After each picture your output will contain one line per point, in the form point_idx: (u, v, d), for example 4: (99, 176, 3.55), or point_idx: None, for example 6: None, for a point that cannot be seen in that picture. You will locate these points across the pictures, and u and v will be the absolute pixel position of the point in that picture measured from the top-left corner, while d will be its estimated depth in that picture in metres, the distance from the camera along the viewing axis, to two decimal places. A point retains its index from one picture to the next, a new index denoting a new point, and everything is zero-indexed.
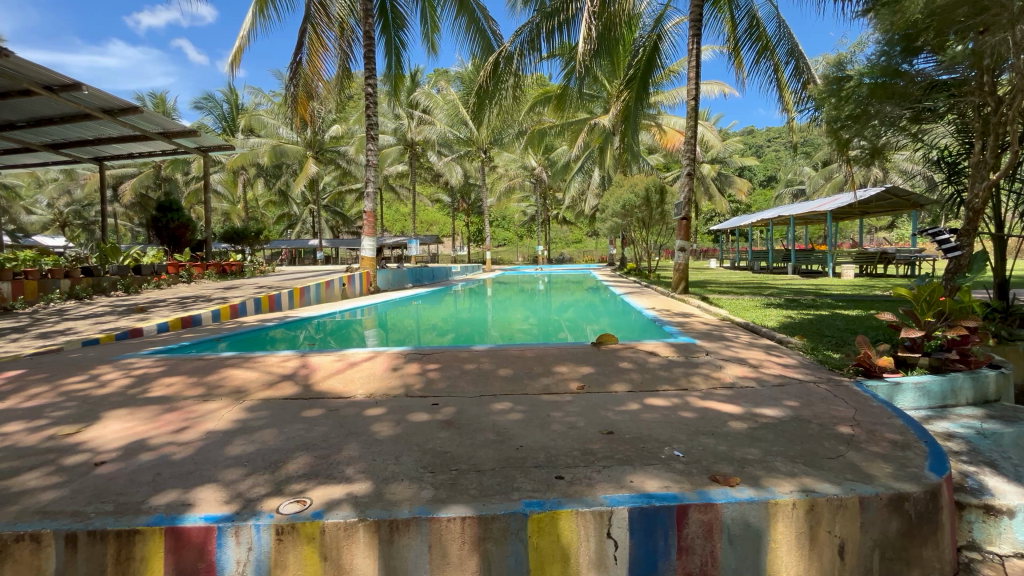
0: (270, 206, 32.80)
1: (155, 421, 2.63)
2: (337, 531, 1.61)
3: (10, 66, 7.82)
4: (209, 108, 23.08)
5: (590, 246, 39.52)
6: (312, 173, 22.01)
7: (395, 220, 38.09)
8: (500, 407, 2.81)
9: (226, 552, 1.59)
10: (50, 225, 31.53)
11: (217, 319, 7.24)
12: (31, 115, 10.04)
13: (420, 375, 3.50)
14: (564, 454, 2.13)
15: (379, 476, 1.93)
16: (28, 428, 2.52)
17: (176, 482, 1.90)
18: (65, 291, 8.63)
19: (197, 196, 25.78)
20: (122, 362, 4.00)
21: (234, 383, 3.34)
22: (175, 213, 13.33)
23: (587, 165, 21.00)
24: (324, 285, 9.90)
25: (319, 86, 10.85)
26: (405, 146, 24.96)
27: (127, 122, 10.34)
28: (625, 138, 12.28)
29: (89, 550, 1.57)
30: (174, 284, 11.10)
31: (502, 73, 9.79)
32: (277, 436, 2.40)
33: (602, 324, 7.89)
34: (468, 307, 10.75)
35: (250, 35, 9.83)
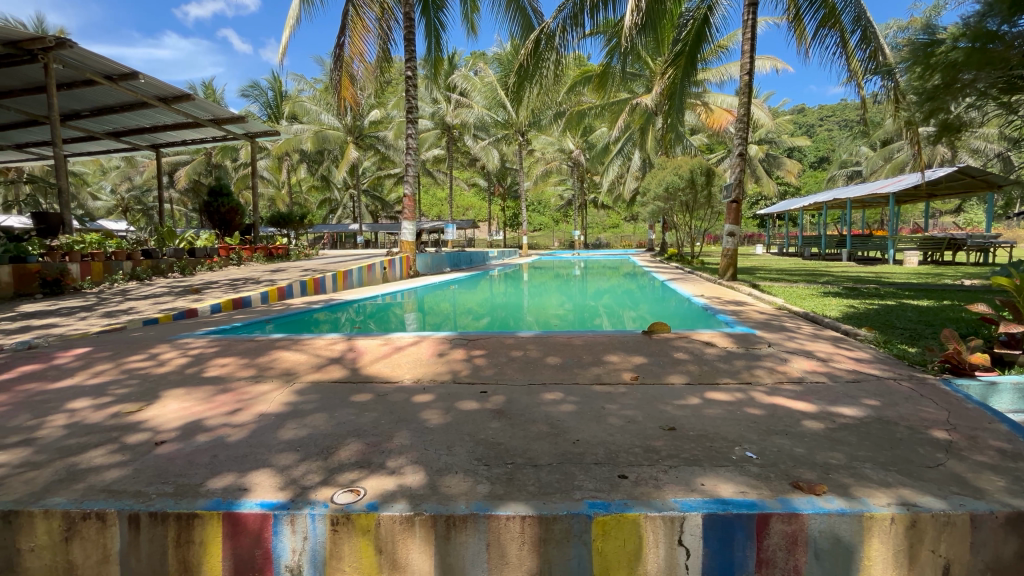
0: (312, 192, 33.68)
1: (210, 402, 2.67)
2: (392, 525, 1.54)
3: (74, 56, 8.22)
4: (255, 96, 23.72)
5: (627, 231, 38.65)
6: (353, 159, 22.40)
7: (432, 205, 38.49)
8: (551, 397, 2.70)
9: (282, 540, 1.55)
10: (113, 211, 33.67)
11: (265, 301, 7.45)
12: (94, 104, 10.55)
13: (467, 361, 3.43)
14: (625, 451, 2.00)
15: (432, 467, 1.86)
16: (94, 405, 2.61)
17: (231, 466, 1.90)
18: (127, 273, 9.10)
19: (245, 182, 26.74)
20: (179, 342, 4.13)
21: (284, 366, 3.37)
22: (225, 198, 13.82)
23: (628, 148, 20.37)
24: (366, 269, 10.05)
25: (360, 70, 10.86)
26: (442, 130, 24.95)
27: (181, 110, 10.69)
28: (670, 118, 11.75)
29: (150, 532, 1.57)
30: (225, 267, 11.57)
31: (543, 52, 9.51)
32: (329, 420, 2.38)
33: (643, 311, 7.63)
34: (504, 292, 10.67)
35: (295, 21, 9.92)
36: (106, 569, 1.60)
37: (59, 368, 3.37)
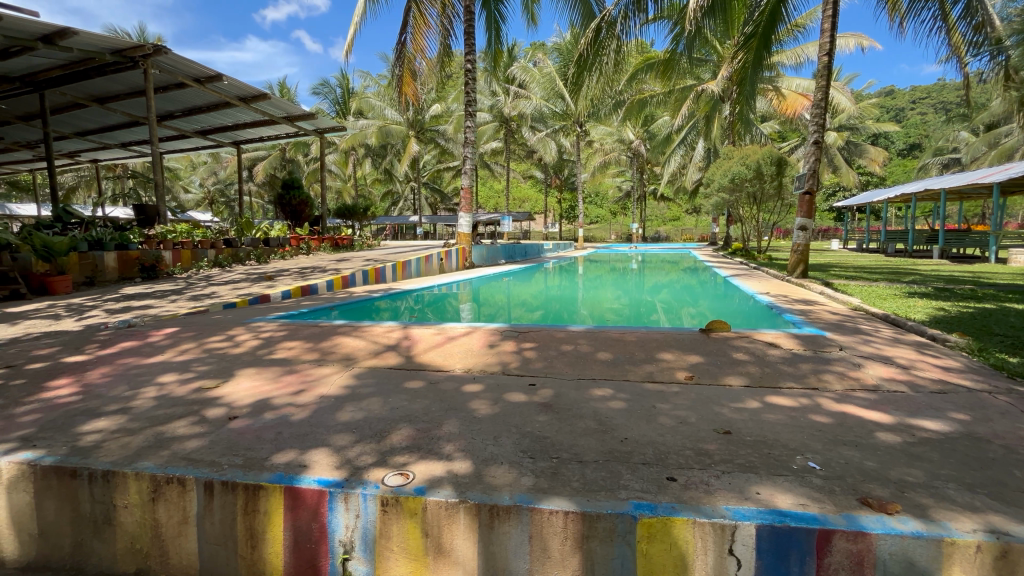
0: (376, 184, 35.01)
1: (278, 382, 2.87)
2: (438, 511, 1.59)
3: (170, 61, 9.03)
4: (325, 94, 24.91)
5: (688, 224, 37.16)
6: (414, 153, 23.05)
7: (489, 198, 38.91)
8: (601, 393, 2.66)
9: (337, 516, 1.64)
10: (201, 203, 36.82)
11: (331, 288, 7.86)
12: (185, 105, 11.52)
13: (517, 353, 3.45)
14: (675, 453, 1.93)
15: (478, 457, 1.89)
16: (179, 380, 2.89)
17: (293, 443, 2.02)
18: (211, 260, 9.92)
19: (315, 176, 28.28)
20: (252, 325, 4.45)
21: (345, 351, 3.55)
22: (296, 191, 14.69)
23: (691, 137, 19.50)
24: (424, 260, 10.34)
25: (422, 65, 11.10)
26: (500, 123, 25.02)
27: (259, 108, 11.44)
28: (740, 105, 11.10)
29: (222, 498, 1.72)
30: (296, 256, 12.32)
31: (604, 40, 9.26)
32: (383, 405, 2.49)
33: (702, 308, 7.32)
34: (558, 285, 10.61)
35: (361, 19, 10.29)
36: (185, 531, 1.77)
37: (152, 345, 3.74)
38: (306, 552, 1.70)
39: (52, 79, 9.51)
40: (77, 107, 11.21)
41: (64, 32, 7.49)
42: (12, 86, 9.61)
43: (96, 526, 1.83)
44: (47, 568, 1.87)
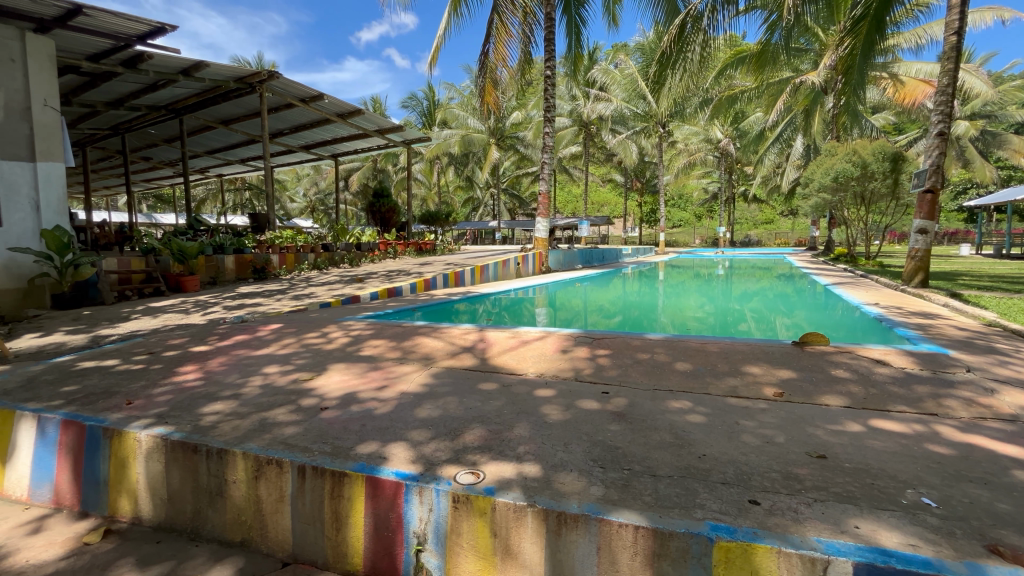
0: (458, 191, 36.37)
1: (364, 377, 3.08)
2: (507, 512, 1.61)
3: (281, 84, 10.06)
4: (413, 106, 26.34)
5: (783, 227, 34.39)
6: (494, 160, 23.62)
7: (567, 202, 38.80)
8: (678, 405, 2.54)
9: (412, 509, 1.74)
10: (304, 211, 40.54)
11: (414, 291, 8.28)
12: (292, 123, 12.75)
13: (591, 360, 3.40)
14: (759, 474, 1.80)
15: (547, 462, 1.89)
16: (281, 371, 3.20)
17: (375, 436, 2.16)
18: (311, 263, 10.85)
19: (402, 184, 29.99)
20: (343, 323, 4.81)
21: (424, 351, 3.72)
22: (385, 199, 15.66)
23: (788, 134, 18.03)
24: (501, 265, 10.56)
25: (503, 74, 11.35)
26: (579, 127, 24.87)
27: (354, 123, 12.37)
28: (846, 96, 10.14)
29: (313, 482, 1.89)
30: (383, 259, 13.12)
31: (688, 36, 8.90)
32: (458, 404, 2.57)
33: (799, 319, 6.69)
34: (638, 291, 10.28)
35: (446, 32, 10.76)
36: (281, 508, 1.95)
37: (260, 339, 4.19)
38: (384, 541, 1.80)
39: (188, 106, 10.99)
40: (206, 129, 12.86)
41: (198, 64, 8.62)
42: (158, 113, 11.26)
43: (210, 496, 2.08)
44: (172, 530, 2.15)
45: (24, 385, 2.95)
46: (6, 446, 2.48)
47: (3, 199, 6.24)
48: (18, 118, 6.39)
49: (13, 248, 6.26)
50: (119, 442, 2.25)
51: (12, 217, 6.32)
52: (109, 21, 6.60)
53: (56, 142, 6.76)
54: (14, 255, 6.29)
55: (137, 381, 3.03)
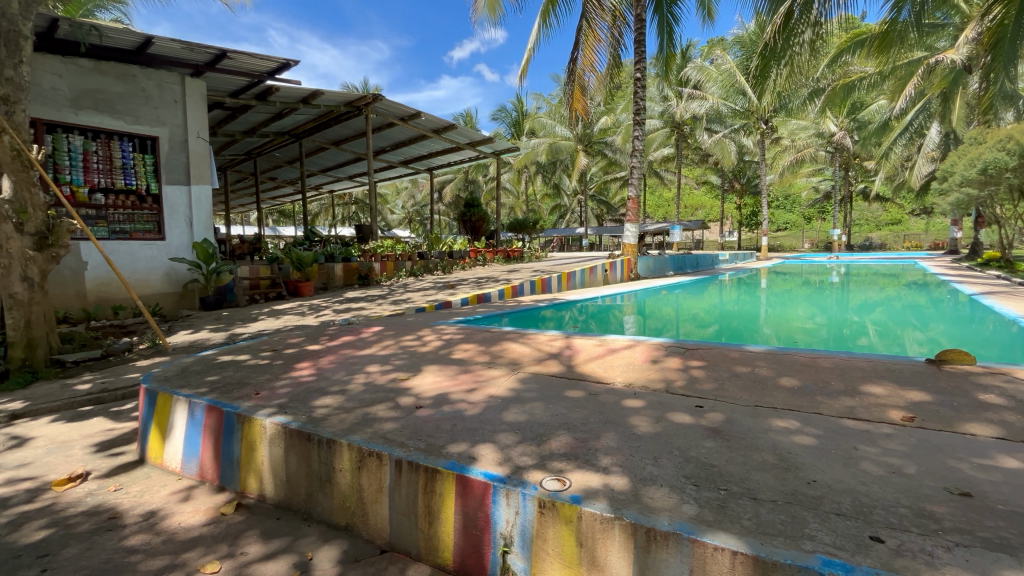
0: (545, 199, 36.74)
1: (455, 379, 3.22)
2: (593, 522, 1.59)
3: (384, 105, 10.89)
4: (502, 118, 27.13)
5: (914, 228, 30.16)
6: (582, 167, 23.52)
7: (658, 206, 37.39)
8: (783, 424, 2.34)
9: (499, 510, 1.78)
10: (403, 222, 43.44)
11: (502, 297, 8.49)
12: (392, 141, 13.75)
13: (683, 371, 3.24)
14: (882, 509, 1.59)
15: (635, 475, 1.84)
16: (381, 370, 3.46)
17: (465, 436, 2.25)
18: (408, 270, 11.57)
19: (492, 194, 31.00)
20: (436, 327, 5.07)
21: (511, 356, 3.80)
22: (476, 209, 16.26)
23: (920, 123, 15.85)
24: (589, 271, 10.45)
25: (592, 80, 11.30)
26: (671, 128, 23.93)
27: (447, 138, 13.03)
28: (995, 74, 8.67)
29: (408, 476, 2.01)
30: (473, 267, 13.59)
31: (796, 25, 8.20)
32: (545, 410, 2.60)
33: (935, 334, 5.82)
34: (736, 300, 9.59)
35: (536, 44, 10.97)
36: (380, 498, 2.10)
37: (363, 339, 4.56)
38: (472, 539, 1.86)
39: (306, 130, 12.31)
40: (321, 150, 14.32)
41: (315, 93, 9.64)
42: (283, 138, 12.77)
43: (320, 482, 2.30)
44: (289, 509, 2.41)
45: (177, 374, 3.50)
46: (165, 426, 2.94)
47: (166, 217, 7.47)
48: (177, 149, 7.61)
49: (171, 257, 7.44)
50: (248, 428, 2.57)
51: (173, 232, 7.53)
52: (247, 62, 7.60)
53: (205, 168, 7.91)
54: (173, 264, 7.49)
55: (263, 374, 3.44)
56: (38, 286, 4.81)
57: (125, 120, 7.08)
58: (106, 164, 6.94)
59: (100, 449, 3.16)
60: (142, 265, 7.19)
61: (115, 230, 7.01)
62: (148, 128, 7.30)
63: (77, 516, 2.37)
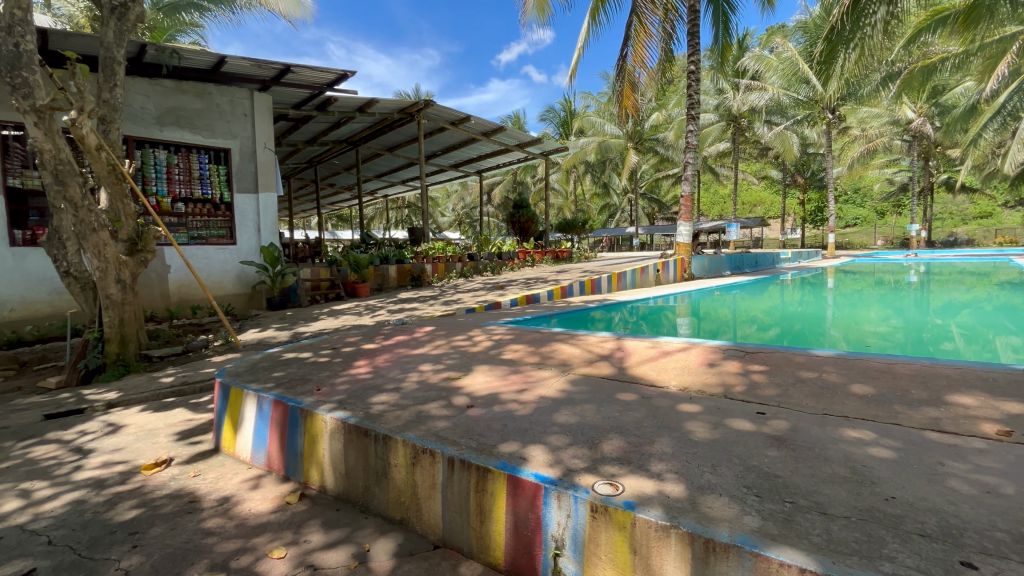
0: (594, 199, 36.29)
1: (506, 379, 3.24)
2: (648, 530, 1.55)
3: (435, 111, 11.14)
4: (551, 119, 27.07)
5: (1009, 222, 27.23)
6: (633, 165, 23.03)
7: (713, 203, 35.97)
8: (855, 435, 2.17)
9: (551, 512, 1.77)
10: (453, 224, 44.31)
11: (551, 297, 8.47)
12: (443, 145, 14.05)
13: (743, 376, 3.09)
14: (973, 532, 1.44)
15: (692, 483, 1.77)
16: (433, 369, 3.54)
17: (515, 436, 2.26)
18: (459, 271, 11.77)
19: (540, 195, 30.99)
20: (486, 328, 5.12)
21: (562, 357, 3.77)
22: (524, 210, 16.30)
23: (1015, 105, 14.31)
24: (640, 271, 10.22)
25: (642, 75, 11.03)
26: (727, 122, 22.91)
27: (496, 140, 13.15)
28: None
29: (460, 474, 2.05)
30: (522, 268, 13.63)
31: (866, 6, 7.62)
32: (596, 412, 2.56)
33: None
34: (800, 301, 9.05)
35: (584, 43, 10.86)
36: (433, 495, 2.15)
37: (416, 339, 4.69)
38: (523, 540, 1.86)
39: (362, 137, 12.83)
40: (375, 156, 14.86)
41: (370, 101, 10.01)
42: (340, 146, 13.37)
43: (377, 476, 2.38)
44: (348, 501, 2.52)
45: (248, 369, 3.74)
46: (237, 418, 3.16)
47: (237, 223, 8.02)
48: (247, 159, 8.14)
49: (242, 260, 7.99)
50: (311, 423, 2.70)
51: (243, 237, 8.08)
52: (308, 75, 8.01)
53: (271, 176, 8.41)
54: (243, 267, 8.03)
55: (323, 371, 3.61)
56: (129, 288, 5.30)
57: (202, 134, 7.66)
58: (186, 175, 7.56)
59: (181, 437, 3.45)
60: (216, 268, 7.77)
61: (194, 236, 7.62)
62: (222, 141, 7.87)
63: (162, 498, 2.59)
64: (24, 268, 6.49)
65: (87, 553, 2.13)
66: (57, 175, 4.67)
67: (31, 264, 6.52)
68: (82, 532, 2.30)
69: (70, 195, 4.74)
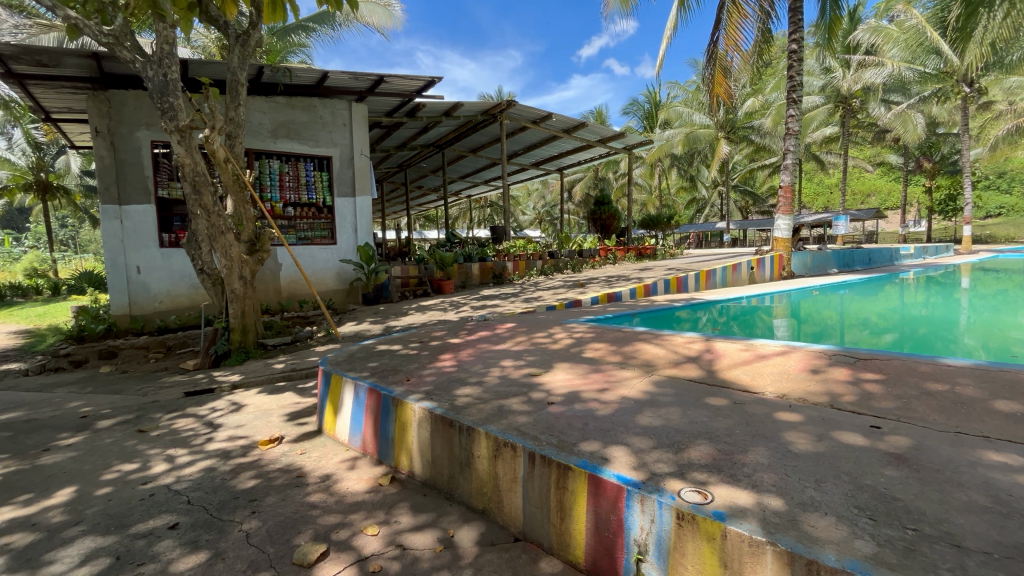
0: (681, 193, 34.70)
1: (586, 378, 3.20)
2: (741, 543, 1.46)
3: (517, 110, 11.27)
4: (634, 112, 26.25)
5: None
6: (724, 155, 21.67)
7: (818, 194, 32.75)
8: (999, 459, 1.87)
9: (633, 516, 1.73)
10: (533, 222, 44.71)
11: (634, 296, 8.23)
12: (525, 144, 14.16)
13: (853, 385, 2.78)
14: None
15: (792, 498, 1.63)
16: (515, 365, 3.59)
17: (597, 436, 2.22)
18: (539, 269, 11.83)
19: (622, 190, 30.23)
20: (566, 325, 5.10)
21: (645, 357, 3.65)
22: (607, 206, 15.97)
23: None
24: (731, 269, 9.60)
25: (736, 59, 10.30)
26: (836, 103, 20.72)
27: (578, 136, 13.02)
28: None
29: (541, 470, 2.06)
30: (604, 265, 13.38)
31: None
32: (682, 416, 2.45)
33: None
34: (926, 302, 7.95)
35: (672, 32, 10.40)
36: (514, 488, 2.19)
37: (498, 335, 4.79)
38: (604, 541, 1.84)
39: (448, 140, 13.35)
40: (459, 158, 15.39)
41: (456, 105, 10.36)
42: (427, 150, 14.01)
43: (461, 466, 2.47)
44: (434, 488, 2.64)
45: (346, 359, 4.07)
46: (337, 403, 3.44)
47: (338, 225, 8.74)
48: (346, 165, 8.82)
49: (341, 259, 8.69)
50: (401, 411, 2.87)
51: (342, 237, 8.78)
52: (399, 83, 8.46)
53: (366, 180, 9.04)
54: (343, 265, 8.73)
55: (412, 363, 3.82)
56: (249, 284, 5.97)
57: (308, 144, 8.43)
58: (295, 182, 8.37)
59: (291, 418, 3.83)
60: (319, 266, 8.52)
61: (301, 237, 8.42)
62: (325, 150, 8.60)
63: (276, 472, 2.91)
64: (170, 266, 7.58)
65: (216, 514, 2.44)
66: (195, 185, 5.39)
67: (174, 263, 7.60)
68: (212, 495, 2.64)
69: (204, 203, 5.45)
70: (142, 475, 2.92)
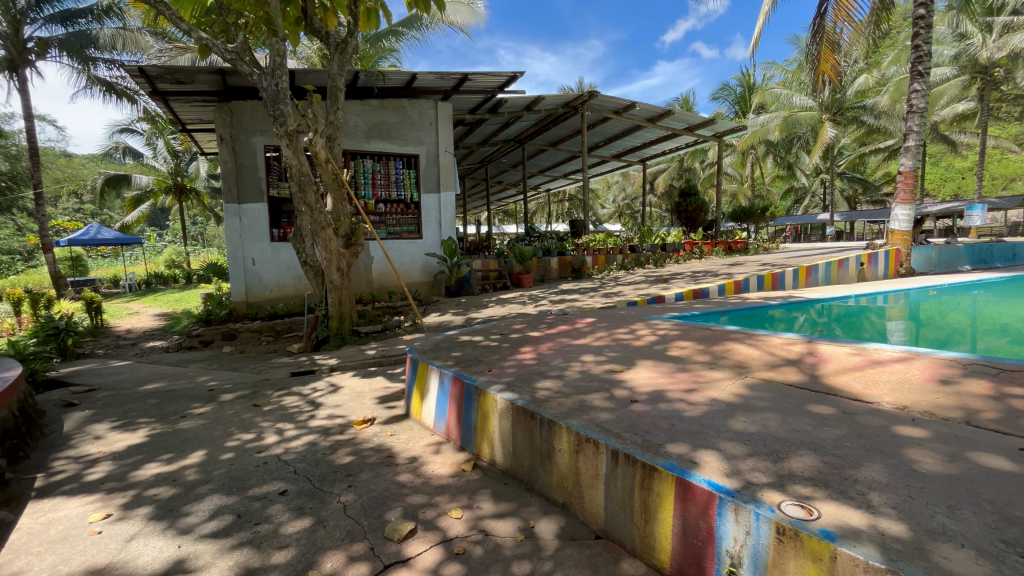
0: (777, 182, 32.06)
1: (672, 377, 3.06)
2: (854, 568, 1.32)
3: (598, 101, 11.02)
4: (724, 97, 24.63)
5: None
6: (828, 140, 19.67)
7: (947, 179, 28.57)
8: None
9: (726, 525, 1.64)
10: (613, 215, 43.71)
11: (723, 293, 7.75)
12: (606, 136, 13.83)
13: (995, 400, 2.39)
14: None
15: (918, 524, 1.44)
16: (595, 361, 3.54)
17: (685, 438, 2.13)
18: (620, 263, 11.53)
19: (710, 181, 28.57)
20: (649, 322, 4.92)
21: (737, 358, 3.42)
22: (693, 197, 15.14)
23: None
24: (837, 265, 8.70)
25: (847, 32, 9.25)
26: (973, 75, 17.93)
27: (663, 124, 12.45)
28: None
29: (625, 469, 2.02)
30: (689, 260, 12.73)
31: None
32: (781, 423, 2.26)
33: None
34: None
35: (771, 7, 9.57)
36: (596, 484, 2.16)
37: (578, 330, 4.74)
38: (693, 548, 1.76)
39: (528, 135, 13.41)
40: (539, 152, 15.40)
41: (537, 99, 10.36)
42: (508, 145, 14.18)
43: (542, 458, 2.49)
44: (514, 477, 2.69)
45: (431, 348, 4.25)
46: (423, 388, 3.62)
47: (423, 220, 9.14)
48: (432, 163, 9.19)
49: (426, 253, 9.10)
50: (483, 400, 2.94)
51: (427, 232, 9.19)
52: (481, 81, 8.63)
53: (450, 177, 9.36)
54: (428, 258, 9.15)
55: (493, 355, 3.89)
56: (346, 275, 6.45)
57: (397, 143, 8.89)
58: (385, 180, 8.88)
59: (381, 401, 4.09)
60: (407, 259, 8.99)
61: (391, 231, 8.93)
62: (413, 148, 9.02)
63: (369, 450, 3.12)
64: (279, 259, 8.39)
65: (318, 485, 2.67)
66: (301, 184, 5.90)
67: (283, 256, 8.40)
68: (314, 467, 2.90)
69: (308, 200, 5.96)
70: (257, 444, 3.27)
